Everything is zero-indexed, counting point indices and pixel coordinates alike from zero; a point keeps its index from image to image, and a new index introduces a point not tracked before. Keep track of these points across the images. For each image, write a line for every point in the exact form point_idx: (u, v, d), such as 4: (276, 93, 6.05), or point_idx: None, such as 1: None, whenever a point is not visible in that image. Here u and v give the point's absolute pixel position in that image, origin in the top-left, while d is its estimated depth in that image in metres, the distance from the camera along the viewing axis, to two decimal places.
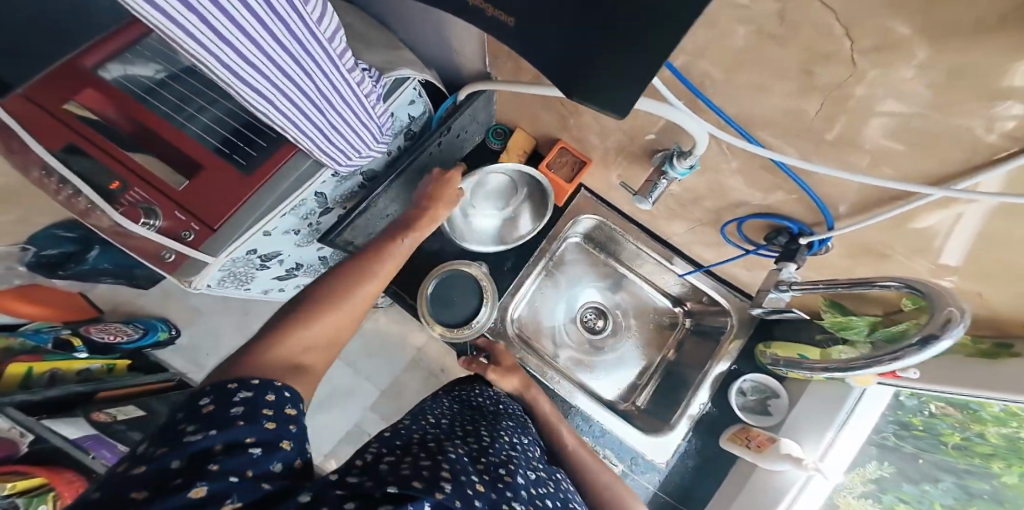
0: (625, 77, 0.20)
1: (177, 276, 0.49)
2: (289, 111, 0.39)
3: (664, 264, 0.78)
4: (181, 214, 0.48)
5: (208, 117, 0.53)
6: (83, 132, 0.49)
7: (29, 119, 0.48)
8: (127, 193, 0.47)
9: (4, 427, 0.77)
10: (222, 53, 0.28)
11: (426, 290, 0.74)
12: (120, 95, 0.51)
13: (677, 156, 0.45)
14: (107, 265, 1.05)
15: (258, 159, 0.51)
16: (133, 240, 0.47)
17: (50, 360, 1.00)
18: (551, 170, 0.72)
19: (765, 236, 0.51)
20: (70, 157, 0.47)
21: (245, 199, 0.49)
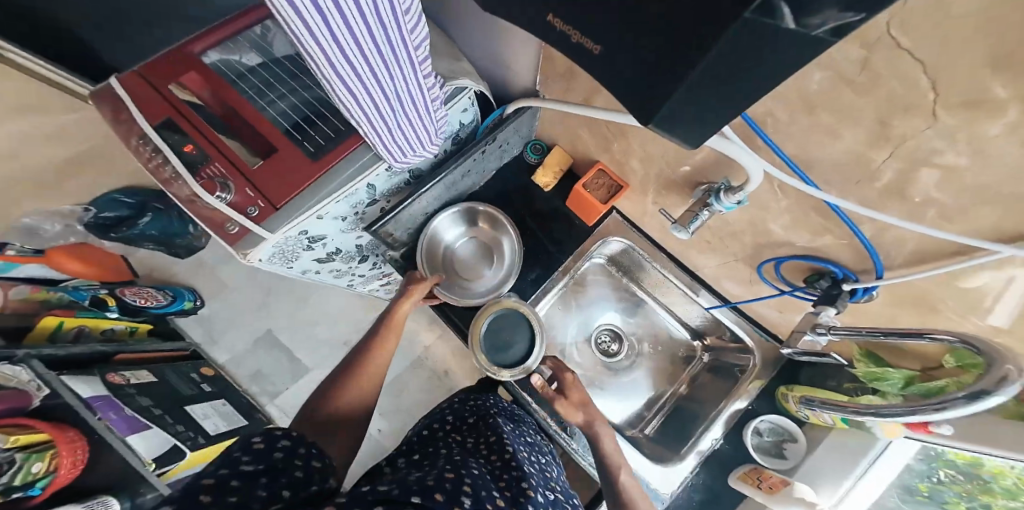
0: (707, 106, 0.21)
1: (236, 248, 0.51)
2: (367, 108, 0.42)
3: (688, 294, 0.77)
4: (252, 191, 0.50)
5: (287, 104, 0.57)
6: (179, 107, 0.53)
7: (134, 91, 0.52)
8: (208, 167, 0.50)
9: (25, 379, 0.81)
10: (328, 48, 0.31)
11: (475, 332, 0.72)
12: (216, 78, 0.56)
13: (725, 190, 0.45)
14: (153, 231, 1.11)
15: (327, 147, 0.54)
16: (205, 210, 0.50)
17: (81, 317, 1.05)
18: (587, 189, 0.72)
19: (805, 279, 0.51)
20: (166, 130, 0.51)
21: (311, 184, 0.52)
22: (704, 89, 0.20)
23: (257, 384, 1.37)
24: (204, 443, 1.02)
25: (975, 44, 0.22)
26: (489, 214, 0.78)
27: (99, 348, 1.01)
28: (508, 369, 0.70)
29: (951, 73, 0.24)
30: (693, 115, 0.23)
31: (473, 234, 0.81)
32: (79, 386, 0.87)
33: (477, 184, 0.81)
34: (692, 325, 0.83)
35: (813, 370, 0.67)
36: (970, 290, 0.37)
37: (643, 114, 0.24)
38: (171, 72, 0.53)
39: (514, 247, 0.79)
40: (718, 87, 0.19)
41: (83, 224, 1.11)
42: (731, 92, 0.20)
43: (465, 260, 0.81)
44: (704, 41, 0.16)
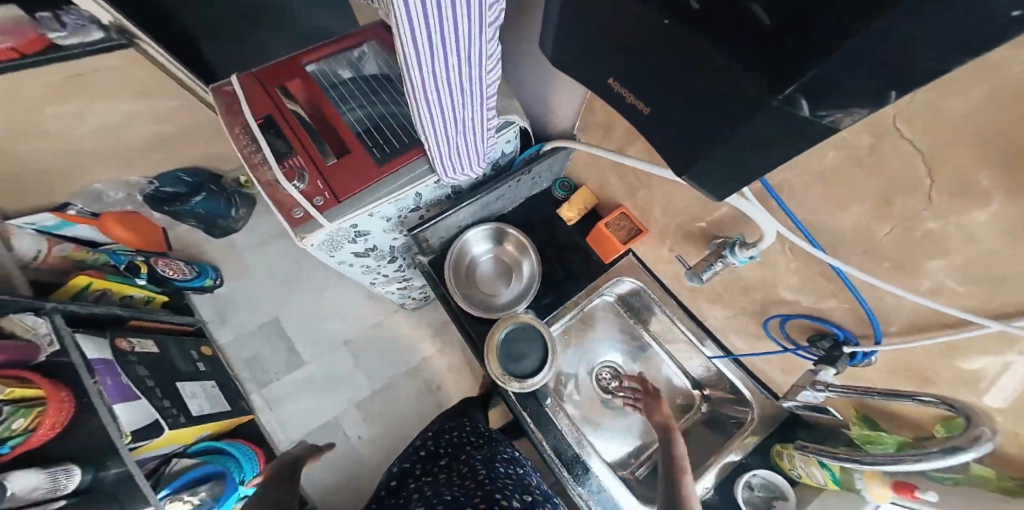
0: (744, 167, 0.26)
1: (296, 228, 0.62)
2: (437, 122, 0.55)
3: (693, 343, 0.80)
4: (321, 183, 0.64)
5: (362, 111, 0.76)
6: (282, 109, 0.71)
7: (255, 94, 0.72)
8: (291, 157, 0.67)
9: (41, 332, 0.83)
10: (425, 66, 0.46)
11: (491, 342, 0.74)
12: (315, 90, 0.75)
13: (739, 244, 0.49)
14: (200, 210, 1.33)
15: (385, 154, 0.69)
16: (279, 193, 0.64)
17: (111, 280, 1.13)
18: (608, 229, 0.76)
19: (808, 338, 0.54)
20: (270, 123, 0.69)
21: (370, 183, 0.65)
22: (742, 152, 0.25)
23: (250, 371, 1.37)
24: (183, 423, 0.99)
25: (968, 141, 0.27)
26: (517, 238, 0.83)
27: (118, 310, 1.05)
28: (518, 381, 0.72)
29: (946, 164, 0.30)
30: (728, 172, 0.28)
31: (497, 253, 0.86)
32: (88, 345, 0.89)
33: (507, 209, 0.87)
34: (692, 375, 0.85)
35: (810, 433, 0.68)
36: (964, 364, 0.40)
37: (681, 168, 0.30)
38: (281, 84, 0.75)
39: (534, 273, 0.82)
40: (751, 153, 0.25)
41: (143, 194, 1.32)
42: (764, 160, 0.25)
43: (486, 277, 0.86)
44: (746, 113, 0.22)
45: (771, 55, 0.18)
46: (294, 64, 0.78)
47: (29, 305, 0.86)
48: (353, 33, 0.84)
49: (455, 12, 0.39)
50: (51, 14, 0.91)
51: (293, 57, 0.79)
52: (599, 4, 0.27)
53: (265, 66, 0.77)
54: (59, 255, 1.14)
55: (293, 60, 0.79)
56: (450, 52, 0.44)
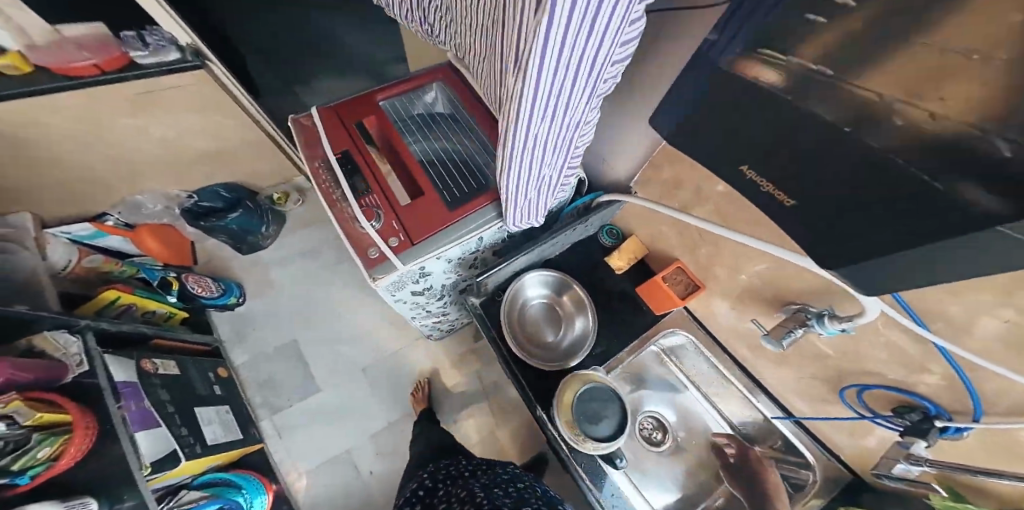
0: (912, 272, 0.27)
1: (371, 269, 0.67)
2: (520, 182, 0.60)
3: (742, 393, 0.78)
4: (396, 225, 0.69)
5: (430, 151, 0.80)
6: (358, 147, 0.76)
7: (334, 130, 0.77)
8: (368, 196, 0.71)
9: (71, 352, 0.78)
10: (526, 137, 0.50)
11: (563, 399, 0.72)
12: (387, 126, 0.80)
13: (829, 316, 0.50)
14: (234, 226, 1.33)
15: (454, 198, 0.73)
16: (358, 234, 0.69)
17: (137, 294, 1.11)
18: (665, 282, 0.74)
19: (893, 408, 0.54)
20: (347, 160, 0.74)
21: (441, 229, 0.69)
22: (918, 261, 0.25)
23: (262, 394, 1.32)
24: (199, 453, 0.93)
25: None
26: (577, 294, 0.84)
27: (144, 329, 1.02)
28: (593, 442, 0.68)
29: None
30: (887, 270, 0.28)
31: (553, 302, 0.87)
32: (115, 368, 0.86)
33: (554, 253, 0.86)
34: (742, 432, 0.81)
35: (876, 499, 0.63)
36: None
37: (835, 259, 0.31)
38: (358, 119, 0.80)
39: (590, 330, 0.81)
40: (929, 263, 0.25)
41: (180, 208, 1.33)
42: (940, 272, 0.25)
43: (538, 322, 0.86)
44: (944, 233, 0.22)
45: (992, 209, 0.19)
46: (369, 99, 0.83)
47: (64, 321, 0.84)
48: (422, 71, 0.89)
49: (568, 98, 0.44)
50: (136, 33, 0.99)
51: (368, 90, 0.84)
52: (762, 111, 0.29)
53: (342, 100, 0.82)
54: (87, 266, 1.11)
55: (368, 94, 0.83)
56: (553, 127, 0.49)
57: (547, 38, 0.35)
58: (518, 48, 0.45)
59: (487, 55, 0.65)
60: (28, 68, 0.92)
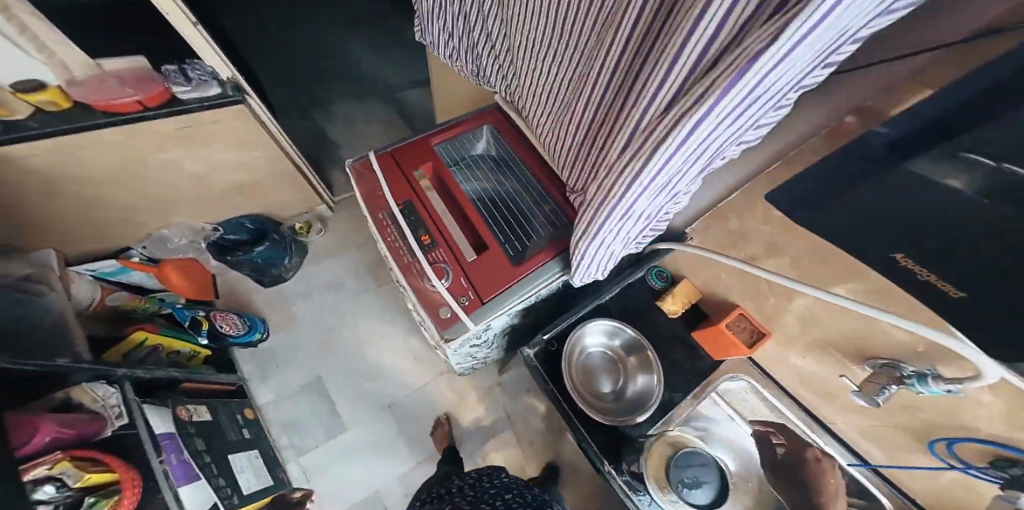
0: None
1: (442, 329, 0.66)
2: (603, 246, 0.60)
3: (797, 429, 0.72)
4: (465, 281, 0.68)
5: (489, 199, 0.80)
6: (420, 196, 0.76)
7: (395, 179, 0.77)
8: (434, 251, 0.71)
9: (110, 403, 0.75)
10: (628, 209, 0.50)
11: (654, 460, 0.75)
12: (446, 173, 0.80)
13: (932, 376, 0.49)
14: (259, 259, 1.29)
15: (520, 252, 0.73)
16: (427, 293, 0.68)
17: (164, 335, 1.08)
18: (729, 330, 0.74)
19: (989, 458, 0.47)
20: (410, 211, 0.74)
21: (511, 285, 0.68)
22: None
23: (286, 435, 1.25)
24: (236, 505, 0.88)
25: None
26: (644, 354, 0.83)
27: (175, 373, 0.97)
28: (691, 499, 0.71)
29: None
30: None
31: (615, 355, 0.88)
32: (155, 419, 0.81)
33: (606, 298, 0.87)
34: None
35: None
36: None
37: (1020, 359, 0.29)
38: (416, 167, 0.79)
39: (657, 386, 0.80)
40: None
41: (207, 241, 1.31)
42: None
43: (596, 372, 0.88)
44: None
45: None
46: (424, 146, 0.83)
47: (101, 372, 0.79)
48: (475, 115, 0.89)
49: (684, 173, 0.44)
50: (178, 67, 0.97)
51: (423, 137, 0.84)
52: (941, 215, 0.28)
53: (401, 146, 0.82)
54: (110, 304, 1.10)
55: (423, 140, 0.83)
56: (657, 199, 0.49)
57: (692, 128, 0.35)
58: (628, 129, 0.46)
59: (561, 116, 0.67)
60: (67, 104, 0.90)
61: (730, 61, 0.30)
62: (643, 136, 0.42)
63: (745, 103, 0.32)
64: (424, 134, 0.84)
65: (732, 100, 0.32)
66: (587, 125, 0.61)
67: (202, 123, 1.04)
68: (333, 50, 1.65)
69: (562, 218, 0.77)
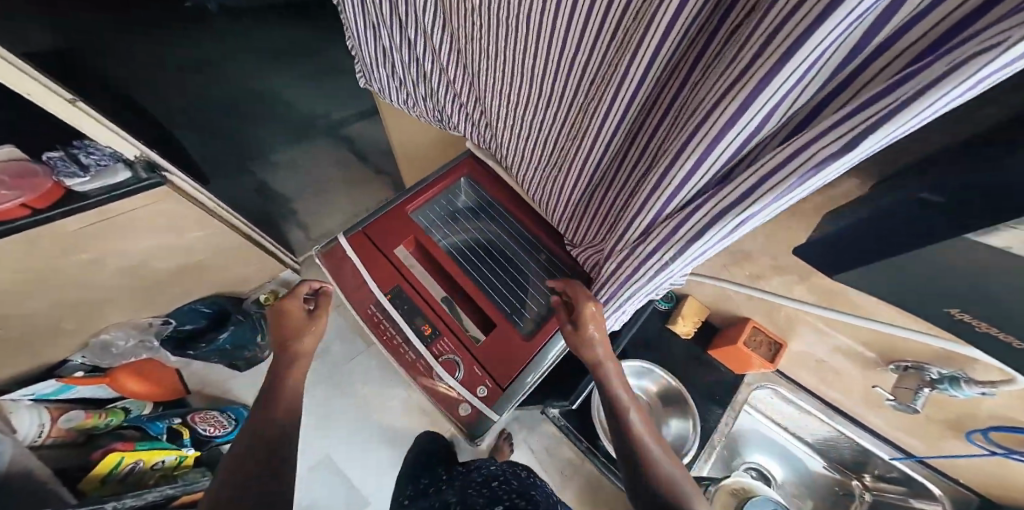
0: None
1: (465, 426, 0.63)
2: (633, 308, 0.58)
3: (819, 419, 0.76)
4: (479, 370, 0.64)
5: (481, 259, 0.73)
6: (407, 278, 0.70)
7: (375, 265, 0.70)
8: (438, 343, 0.66)
9: None
10: (665, 278, 0.48)
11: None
12: (429, 241, 0.73)
13: (964, 380, 0.52)
14: (228, 346, 1.16)
15: (530, 319, 0.69)
16: (442, 391, 0.64)
17: (142, 449, 0.99)
18: (749, 347, 0.75)
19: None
20: (400, 300, 0.69)
21: (528, 362, 0.64)
22: None
23: None
24: None
25: None
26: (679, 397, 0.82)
27: (172, 490, 0.91)
28: None
29: None
30: None
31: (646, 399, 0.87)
32: None
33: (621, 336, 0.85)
34: (826, 456, 0.80)
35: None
36: None
37: None
38: (397, 246, 0.72)
39: (695, 434, 0.79)
40: None
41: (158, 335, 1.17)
42: None
43: None
44: None
45: None
46: (400, 216, 0.74)
47: None
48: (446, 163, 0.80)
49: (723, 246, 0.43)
50: (65, 153, 0.79)
51: (396, 205, 0.75)
52: None
53: (372, 219, 0.74)
54: (63, 428, 0.98)
55: (398, 210, 0.74)
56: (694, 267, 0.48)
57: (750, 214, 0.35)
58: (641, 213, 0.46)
59: (548, 176, 0.64)
60: None
61: (788, 159, 0.29)
62: (673, 224, 0.43)
63: (791, 199, 0.34)
64: (397, 201, 0.75)
65: (787, 196, 0.33)
66: (581, 187, 0.59)
67: (123, 212, 0.86)
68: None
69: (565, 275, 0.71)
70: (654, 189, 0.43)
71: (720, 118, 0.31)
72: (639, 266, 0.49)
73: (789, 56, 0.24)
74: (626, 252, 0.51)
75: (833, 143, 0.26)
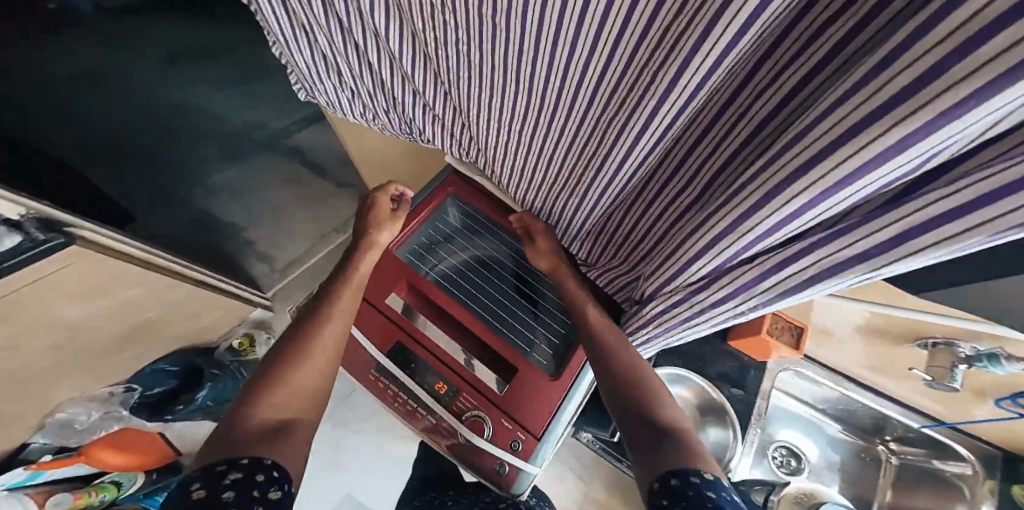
0: None
1: (505, 484, 0.59)
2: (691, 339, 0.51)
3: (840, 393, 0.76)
4: (509, 423, 0.59)
5: (486, 294, 0.67)
6: (407, 332, 0.64)
7: (369, 324, 0.64)
8: (458, 400, 0.61)
9: None
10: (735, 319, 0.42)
11: None
12: (424, 281, 0.67)
13: (1003, 354, 0.52)
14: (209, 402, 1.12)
15: (552, 353, 0.63)
16: (472, 451, 0.60)
17: None
18: (773, 336, 0.68)
19: None
20: (406, 359, 0.63)
21: (560, 404, 0.59)
22: None
23: None
24: None
25: None
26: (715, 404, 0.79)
27: None
28: None
29: None
30: None
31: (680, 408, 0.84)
32: None
33: None
34: (845, 422, 0.80)
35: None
36: None
37: None
38: (392, 294, 0.65)
39: (735, 443, 0.77)
40: None
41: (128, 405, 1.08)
42: None
43: None
44: None
45: None
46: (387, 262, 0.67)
47: None
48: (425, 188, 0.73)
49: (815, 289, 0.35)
50: None
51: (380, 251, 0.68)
52: None
53: None
54: None
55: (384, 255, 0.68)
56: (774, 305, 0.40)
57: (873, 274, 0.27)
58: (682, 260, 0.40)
59: (557, 195, 0.57)
60: None
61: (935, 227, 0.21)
62: (752, 273, 0.35)
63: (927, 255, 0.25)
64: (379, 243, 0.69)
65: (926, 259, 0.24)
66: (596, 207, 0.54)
67: (47, 273, 0.66)
68: (175, 104, 1.29)
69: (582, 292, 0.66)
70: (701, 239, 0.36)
71: (798, 183, 0.25)
72: (693, 311, 0.44)
73: (921, 132, 0.17)
74: (679, 295, 0.44)
75: (1014, 215, 0.16)
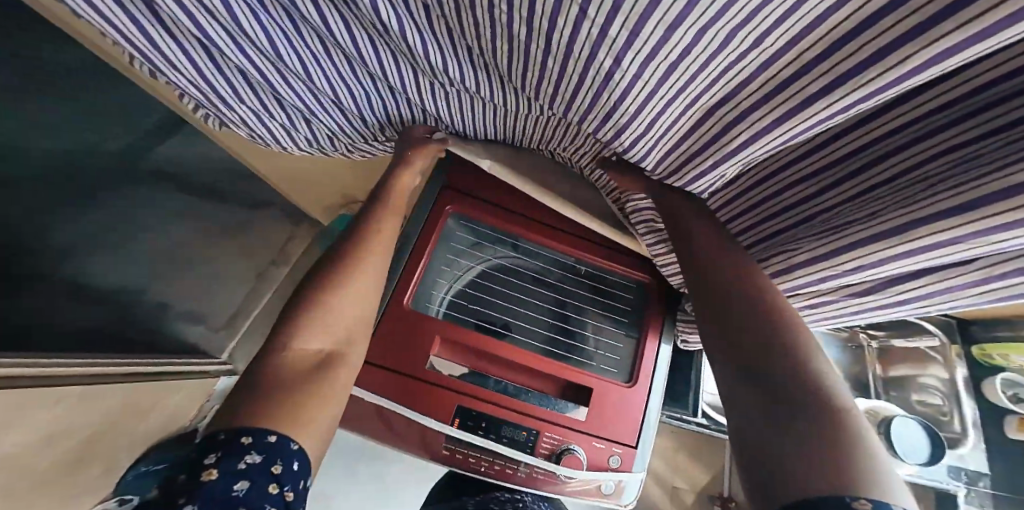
0: None
1: (616, 501, 0.67)
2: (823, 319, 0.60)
3: None
4: (601, 444, 0.66)
5: (521, 320, 0.75)
6: (465, 395, 0.66)
7: (423, 401, 0.65)
8: (546, 441, 0.65)
9: None
10: (890, 310, 0.50)
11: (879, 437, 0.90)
12: (464, 330, 0.70)
13: None
14: None
15: (619, 367, 0.73)
16: (574, 484, 0.66)
17: None
18: None
19: None
20: (476, 420, 0.65)
21: (637, 408, 0.69)
22: None
23: None
24: None
25: None
26: None
27: None
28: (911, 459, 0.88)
29: None
30: None
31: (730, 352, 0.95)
32: None
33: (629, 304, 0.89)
34: None
35: (982, 328, 0.98)
36: None
37: None
38: (429, 357, 0.68)
39: None
40: None
41: None
42: None
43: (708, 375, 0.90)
44: None
45: None
46: (414, 325, 0.68)
47: None
48: (427, 233, 0.74)
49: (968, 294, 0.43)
50: None
51: (391, 309, 0.68)
52: None
53: (388, 353, 0.67)
54: None
55: (398, 312, 0.68)
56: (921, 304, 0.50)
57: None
58: (781, 278, 0.51)
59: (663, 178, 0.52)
60: None
61: None
62: (937, 288, 0.43)
63: None
64: (388, 302, 0.69)
65: None
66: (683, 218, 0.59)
67: None
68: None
69: (607, 290, 0.79)
70: (792, 261, 0.49)
71: (952, 223, 0.33)
72: (846, 307, 0.53)
73: None
74: (832, 297, 0.52)
75: None
